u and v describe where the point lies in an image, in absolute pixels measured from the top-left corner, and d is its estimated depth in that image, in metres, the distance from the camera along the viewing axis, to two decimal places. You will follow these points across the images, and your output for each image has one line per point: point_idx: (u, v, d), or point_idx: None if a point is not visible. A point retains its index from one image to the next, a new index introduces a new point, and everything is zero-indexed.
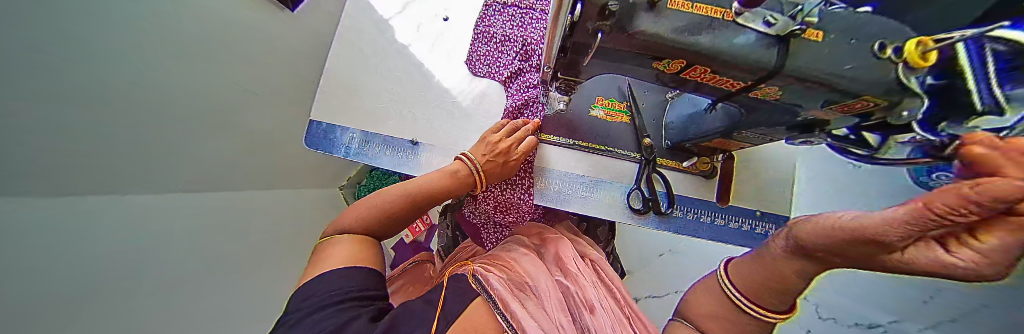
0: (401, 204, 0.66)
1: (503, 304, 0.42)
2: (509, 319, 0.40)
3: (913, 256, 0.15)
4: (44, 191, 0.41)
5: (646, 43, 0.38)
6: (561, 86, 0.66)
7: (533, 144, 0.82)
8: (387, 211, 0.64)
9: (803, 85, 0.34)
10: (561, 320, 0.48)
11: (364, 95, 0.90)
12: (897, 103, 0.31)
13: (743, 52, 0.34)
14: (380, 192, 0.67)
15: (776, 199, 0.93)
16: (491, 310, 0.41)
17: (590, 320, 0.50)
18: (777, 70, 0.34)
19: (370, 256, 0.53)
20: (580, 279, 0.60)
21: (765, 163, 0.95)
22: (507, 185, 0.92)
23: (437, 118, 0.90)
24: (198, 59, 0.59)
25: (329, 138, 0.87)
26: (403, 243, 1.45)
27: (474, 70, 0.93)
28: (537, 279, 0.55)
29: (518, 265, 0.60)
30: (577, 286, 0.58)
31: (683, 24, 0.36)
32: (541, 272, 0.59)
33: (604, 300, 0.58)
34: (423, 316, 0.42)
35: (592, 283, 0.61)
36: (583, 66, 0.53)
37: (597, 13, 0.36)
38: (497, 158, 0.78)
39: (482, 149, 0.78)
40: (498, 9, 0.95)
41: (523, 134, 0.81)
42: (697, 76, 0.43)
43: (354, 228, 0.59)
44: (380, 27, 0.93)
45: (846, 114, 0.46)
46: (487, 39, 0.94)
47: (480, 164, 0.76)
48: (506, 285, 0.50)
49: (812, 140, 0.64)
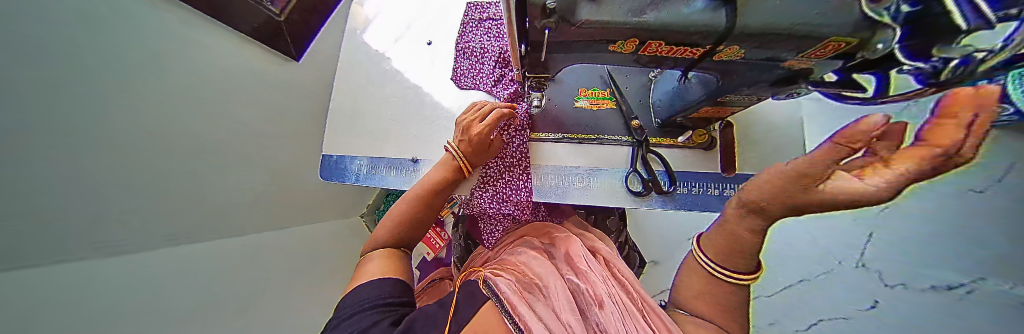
0: (416, 208, 0.74)
1: (511, 305, 0.42)
2: (517, 322, 0.39)
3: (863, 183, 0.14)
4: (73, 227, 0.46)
5: (593, 29, 0.41)
6: (533, 84, 0.69)
7: (501, 115, 0.75)
8: (403, 219, 0.71)
9: (765, 39, 0.35)
10: (568, 322, 0.42)
11: (365, 122, 0.98)
12: (869, 38, 0.31)
13: (690, 19, 0.36)
14: (395, 204, 0.75)
15: (792, 162, 0.87)
16: (497, 311, 0.42)
17: (600, 317, 0.43)
18: (729, 32, 0.35)
19: (400, 269, 0.60)
20: (589, 275, 0.55)
21: (770, 127, 0.90)
22: (503, 166, 0.91)
23: (433, 133, 0.96)
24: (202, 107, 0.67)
25: (339, 168, 0.95)
26: (426, 261, 1.51)
27: (460, 83, 0.99)
28: (545, 279, 0.53)
29: (527, 269, 0.58)
30: (586, 283, 0.52)
31: (628, 5, 0.38)
32: (550, 273, 0.56)
33: (615, 291, 0.50)
34: (435, 317, 0.44)
35: (603, 279, 0.54)
36: (546, 63, 0.56)
37: (539, 13, 0.41)
38: (466, 137, 0.75)
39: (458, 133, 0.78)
40: (474, 24, 1.01)
41: (491, 109, 0.75)
42: (655, 51, 0.44)
43: (383, 243, 0.67)
44: (371, 60, 1.03)
45: (822, 59, 0.43)
46: (468, 54, 1.00)
47: (458, 148, 0.77)
48: (515, 288, 0.49)
49: (796, 93, 0.61)
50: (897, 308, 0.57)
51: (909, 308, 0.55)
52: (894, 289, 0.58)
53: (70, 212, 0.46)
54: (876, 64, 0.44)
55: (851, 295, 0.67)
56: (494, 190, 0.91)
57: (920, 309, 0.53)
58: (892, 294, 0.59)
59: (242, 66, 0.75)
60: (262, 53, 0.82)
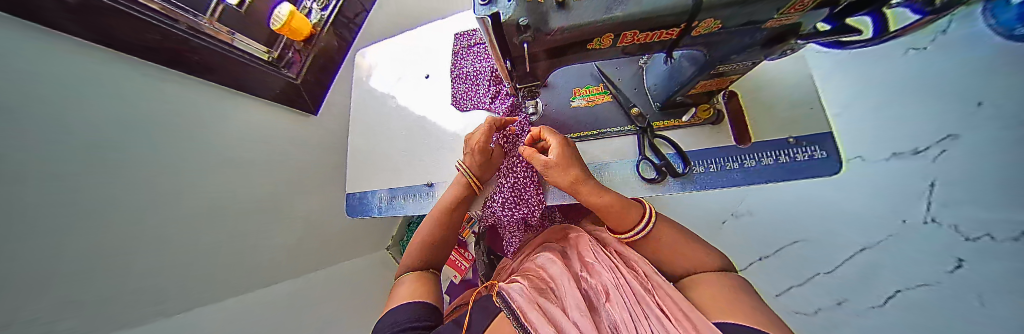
0: (434, 230, 0.77)
1: (522, 312, 0.42)
2: (525, 323, 0.39)
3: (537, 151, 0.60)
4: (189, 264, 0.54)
5: (570, 32, 0.44)
6: (526, 93, 0.73)
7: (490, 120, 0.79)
8: (422, 242, 0.75)
9: (729, 6, 0.35)
10: (577, 318, 0.40)
11: (382, 157, 1.06)
12: None
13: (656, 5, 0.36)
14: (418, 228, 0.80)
15: (816, 119, 0.81)
16: (511, 322, 0.41)
17: (607, 308, 0.42)
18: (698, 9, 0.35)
19: (429, 292, 0.63)
20: (597, 269, 0.54)
21: (780, 89, 0.86)
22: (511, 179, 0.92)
23: (442, 156, 1.02)
24: None
25: (364, 203, 1.03)
26: (455, 284, 1.52)
27: (460, 106, 1.06)
28: (558, 281, 0.53)
29: (543, 272, 0.60)
30: (595, 278, 0.52)
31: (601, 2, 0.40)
32: (563, 273, 0.55)
33: (618, 277, 0.49)
34: (449, 331, 0.45)
35: (610, 269, 0.52)
36: (534, 72, 0.61)
37: (516, 30, 0.45)
38: (476, 155, 0.79)
39: (466, 154, 0.82)
40: (464, 51, 1.10)
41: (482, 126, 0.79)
42: (634, 39, 0.49)
43: (411, 267, 0.72)
44: (380, 100, 1.13)
45: (810, 10, 0.42)
46: (464, 78, 1.07)
47: (467, 167, 0.81)
48: (530, 293, 0.49)
49: (790, 50, 0.59)
50: (993, 265, 0.59)
51: (1005, 263, 0.58)
52: (977, 242, 0.62)
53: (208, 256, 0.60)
54: (865, 3, 0.43)
55: (922, 269, 0.68)
56: (506, 202, 0.92)
57: (996, 263, 0.59)
58: (977, 247, 0.62)
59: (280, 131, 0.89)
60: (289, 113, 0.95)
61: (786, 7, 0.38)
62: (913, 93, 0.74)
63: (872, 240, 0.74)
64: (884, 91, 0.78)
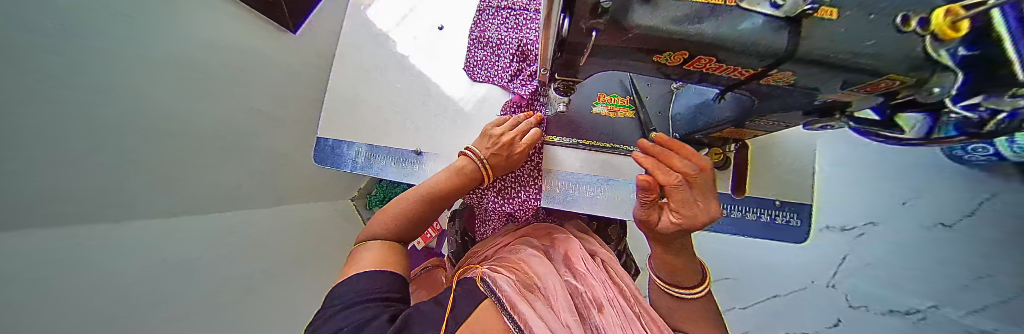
0: (421, 205, 0.69)
1: (513, 306, 0.39)
2: (517, 320, 0.35)
3: (682, 196, 0.39)
4: (63, 195, 0.39)
5: (646, 37, 0.34)
6: (559, 87, 0.63)
7: (538, 134, 0.76)
8: (408, 213, 0.67)
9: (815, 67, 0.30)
10: (569, 321, 0.41)
11: (366, 108, 0.91)
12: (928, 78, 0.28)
13: (753, 38, 0.29)
14: (400, 198, 0.70)
15: (801, 187, 0.86)
16: (500, 315, 0.37)
17: (599, 320, 0.44)
18: (789, 55, 0.29)
19: (400, 263, 0.57)
20: (588, 278, 0.55)
21: (784, 153, 0.88)
22: (518, 177, 0.87)
23: (438, 127, 0.90)
24: (196, 76, 0.60)
25: (336, 153, 0.90)
26: (414, 250, 1.47)
27: (474, 75, 0.92)
28: (544, 279, 0.51)
29: (526, 267, 0.56)
30: (585, 287, 0.53)
31: (683, 12, 0.31)
32: (550, 273, 0.54)
33: (614, 296, 0.52)
34: (429, 310, 0.41)
35: (603, 283, 0.55)
36: (580, 65, 0.49)
37: (589, 12, 0.32)
38: (501, 152, 0.73)
39: (485, 143, 0.73)
40: (491, 12, 0.93)
41: (527, 127, 0.76)
42: (703, 67, 0.40)
43: (378, 236, 0.62)
44: (378, 41, 0.95)
45: (871, 95, 0.39)
46: (483, 44, 0.92)
47: (485, 158, 0.72)
48: (515, 286, 0.45)
49: (833, 125, 0.57)
50: (866, 326, 0.81)
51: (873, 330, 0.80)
52: (856, 309, 0.83)
53: (102, 187, 0.45)
54: (913, 106, 0.40)
55: (817, 322, 0.87)
56: (506, 187, 0.88)
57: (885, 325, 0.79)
58: (856, 314, 0.83)
59: (249, 44, 0.74)
60: (245, 18, 0.74)
61: (857, 86, 0.32)
62: (895, 172, 0.89)
63: (787, 291, 0.93)
64: (871, 174, 0.90)
